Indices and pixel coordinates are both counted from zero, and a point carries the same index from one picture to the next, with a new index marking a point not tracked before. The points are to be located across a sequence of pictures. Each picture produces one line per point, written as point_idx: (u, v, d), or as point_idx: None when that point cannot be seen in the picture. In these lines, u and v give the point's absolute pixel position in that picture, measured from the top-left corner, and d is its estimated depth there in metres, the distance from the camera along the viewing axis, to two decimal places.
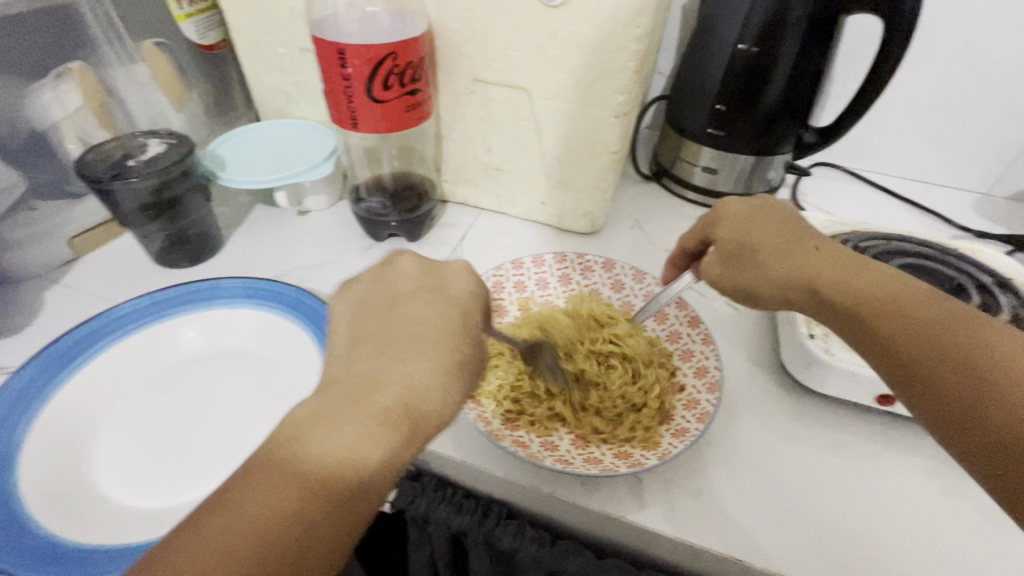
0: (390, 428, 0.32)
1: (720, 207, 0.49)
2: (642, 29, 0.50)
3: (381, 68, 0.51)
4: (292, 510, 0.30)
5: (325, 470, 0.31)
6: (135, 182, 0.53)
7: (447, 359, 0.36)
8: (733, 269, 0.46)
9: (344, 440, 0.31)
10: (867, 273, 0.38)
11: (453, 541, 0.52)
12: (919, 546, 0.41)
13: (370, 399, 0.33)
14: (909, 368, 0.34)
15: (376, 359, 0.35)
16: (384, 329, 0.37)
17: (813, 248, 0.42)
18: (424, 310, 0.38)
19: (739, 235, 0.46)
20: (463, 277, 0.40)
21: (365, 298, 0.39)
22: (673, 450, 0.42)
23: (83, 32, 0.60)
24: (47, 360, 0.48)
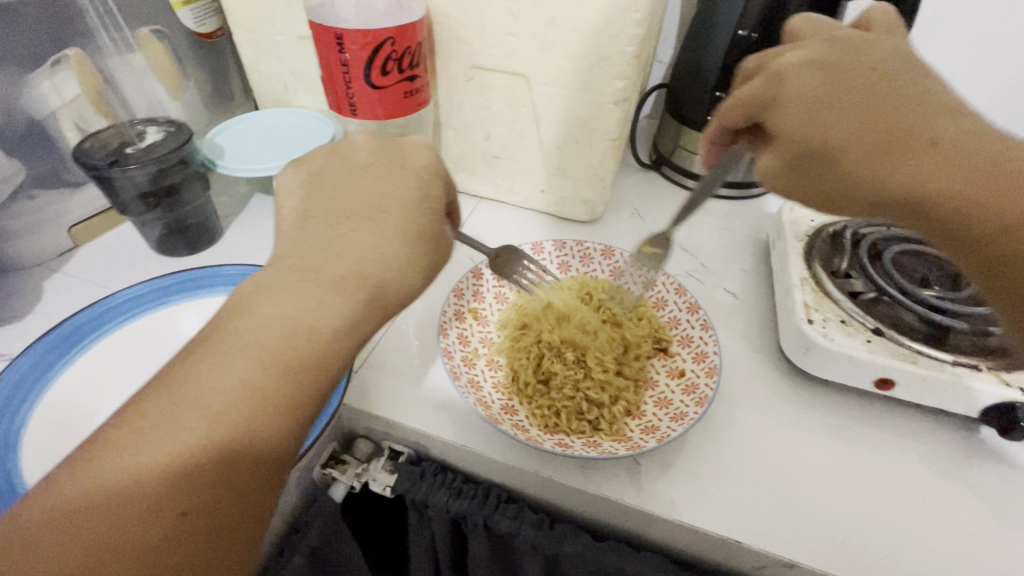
0: (341, 293, 0.35)
1: (782, 77, 0.39)
2: (640, 13, 0.50)
3: (379, 54, 0.51)
4: (256, 377, 0.31)
5: (281, 331, 0.33)
6: (133, 169, 0.53)
7: (409, 227, 0.39)
8: (801, 171, 0.38)
9: (300, 307, 0.34)
10: (987, 157, 0.32)
11: (453, 525, 0.52)
12: (916, 528, 0.42)
13: (323, 267, 0.35)
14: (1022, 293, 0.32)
15: (336, 231, 0.37)
16: (342, 202, 0.39)
17: (929, 141, 0.33)
18: (393, 184, 0.40)
19: (805, 130, 0.37)
20: (422, 154, 0.42)
21: (317, 176, 0.41)
22: (671, 433, 0.42)
23: (80, 18, 0.60)
24: (48, 344, 0.48)
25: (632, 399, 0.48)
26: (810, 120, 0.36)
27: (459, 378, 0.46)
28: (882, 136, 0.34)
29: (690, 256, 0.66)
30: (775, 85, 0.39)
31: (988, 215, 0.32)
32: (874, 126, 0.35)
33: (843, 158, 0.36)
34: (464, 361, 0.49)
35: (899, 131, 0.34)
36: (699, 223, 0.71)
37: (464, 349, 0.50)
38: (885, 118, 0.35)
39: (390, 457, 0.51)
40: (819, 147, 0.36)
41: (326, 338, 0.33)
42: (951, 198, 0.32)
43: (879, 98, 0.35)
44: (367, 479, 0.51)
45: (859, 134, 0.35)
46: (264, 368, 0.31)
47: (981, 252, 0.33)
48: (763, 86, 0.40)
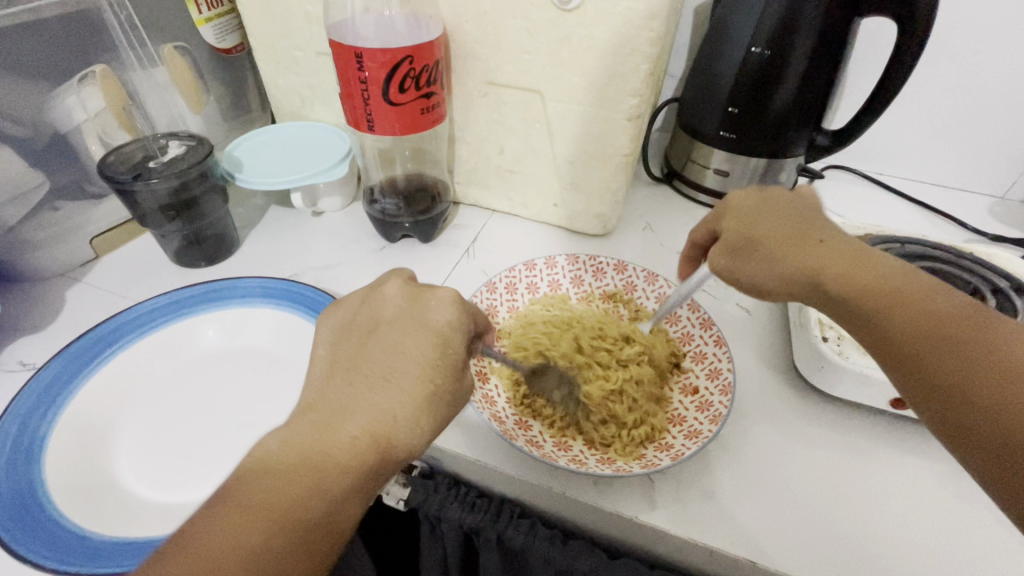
0: (354, 457, 0.33)
1: (729, 206, 0.47)
2: (655, 32, 0.50)
3: (396, 72, 0.52)
4: (260, 544, 0.30)
5: (285, 501, 0.32)
6: (156, 183, 0.54)
7: (423, 386, 0.36)
8: (738, 259, 0.44)
9: (318, 463, 0.33)
10: (867, 261, 0.38)
11: (465, 539, 0.53)
12: (934, 549, 0.41)
13: (341, 428, 0.34)
14: (920, 379, 0.33)
15: (353, 387, 0.35)
16: (364, 358, 0.37)
17: (818, 240, 0.40)
18: (398, 343, 0.37)
19: (742, 222, 0.44)
20: (444, 306, 0.38)
21: (347, 326, 0.40)
22: (685, 451, 0.42)
23: (106, 35, 0.61)
24: (69, 356, 0.49)
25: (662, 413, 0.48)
26: (744, 219, 0.44)
27: (474, 394, 0.47)
28: (793, 234, 0.41)
29: None
30: (723, 205, 0.48)
31: (861, 297, 0.36)
32: (793, 227, 0.42)
33: (768, 249, 0.42)
34: (478, 375, 0.49)
35: (800, 229, 0.42)
36: None
37: (479, 363, 0.51)
38: (797, 227, 0.42)
39: (403, 470, 0.51)
40: (747, 237, 0.43)
41: (332, 513, 0.32)
42: (839, 283, 0.37)
43: (795, 220, 0.43)
44: (380, 492, 0.51)
45: (774, 230, 0.42)
46: (263, 542, 0.30)
47: (891, 339, 0.35)
48: (727, 209, 0.47)
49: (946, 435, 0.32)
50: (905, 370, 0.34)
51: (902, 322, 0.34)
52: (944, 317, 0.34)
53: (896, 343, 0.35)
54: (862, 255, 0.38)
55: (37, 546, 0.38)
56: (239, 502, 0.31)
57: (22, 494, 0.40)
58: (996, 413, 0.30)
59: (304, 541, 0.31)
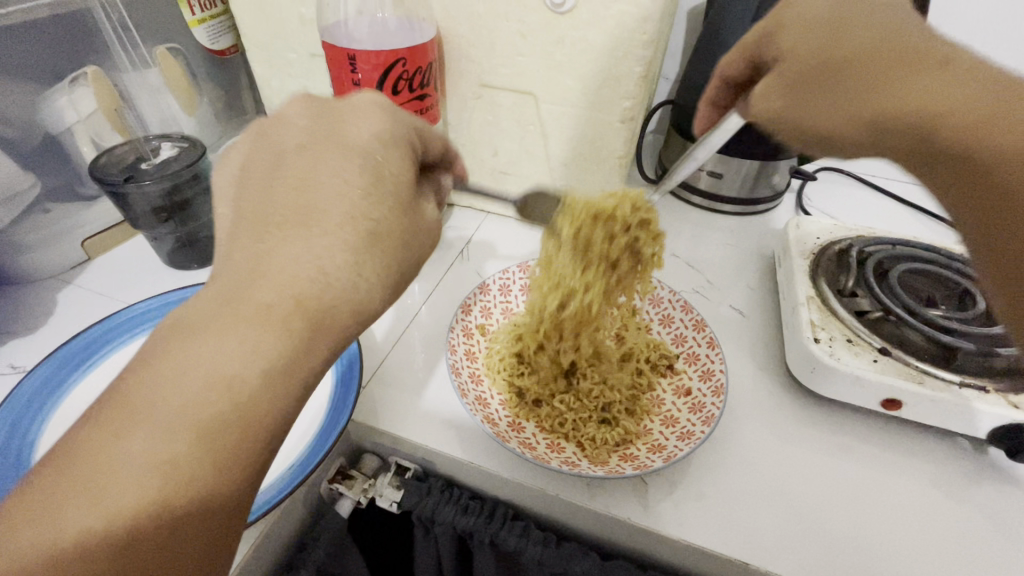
0: (277, 328, 0.28)
1: (805, 21, 0.41)
2: (648, 35, 0.51)
3: (390, 74, 0.52)
4: (170, 456, 0.25)
5: (201, 394, 0.26)
6: (147, 186, 0.54)
7: (357, 234, 0.31)
8: (794, 97, 0.41)
9: (228, 352, 0.27)
10: (967, 80, 0.32)
11: (460, 542, 0.52)
12: (926, 550, 0.41)
13: (251, 296, 0.28)
14: (975, 203, 0.31)
15: (269, 239, 0.30)
16: (270, 203, 0.32)
17: (908, 72, 0.35)
18: (329, 173, 0.33)
19: (806, 68, 0.40)
20: (371, 129, 0.35)
21: (246, 166, 0.34)
22: (678, 453, 0.42)
23: (98, 36, 0.62)
24: (60, 361, 0.48)
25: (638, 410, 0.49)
26: (823, 40, 0.39)
27: (467, 396, 0.46)
28: (874, 53, 0.36)
29: (696, 272, 0.66)
30: (779, 19, 0.44)
31: (949, 127, 0.32)
32: (875, 47, 0.37)
33: (835, 82, 0.38)
34: (471, 378, 0.49)
35: (896, 48, 0.36)
36: (705, 238, 0.71)
37: (472, 365, 0.51)
38: (878, 47, 0.36)
39: (397, 473, 0.51)
40: (805, 71, 0.40)
41: (259, 392, 0.27)
42: (921, 119, 0.33)
43: (879, 37, 0.37)
44: (373, 494, 0.51)
45: (850, 46, 0.38)
46: (176, 445, 0.25)
47: (953, 174, 0.32)
48: (790, 49, 0.42)
49: (996, 282, 0.31)
50: (976, 212, 0.32)
51: (992, 153, 0.30)
52: None
53: (968, 177, 0.31)
54: (974, 73, 0.33)
55: None
56: (140, 412, 0.25)
57: (11, 501, 0.39)
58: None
59: (237, 430, 0.27)
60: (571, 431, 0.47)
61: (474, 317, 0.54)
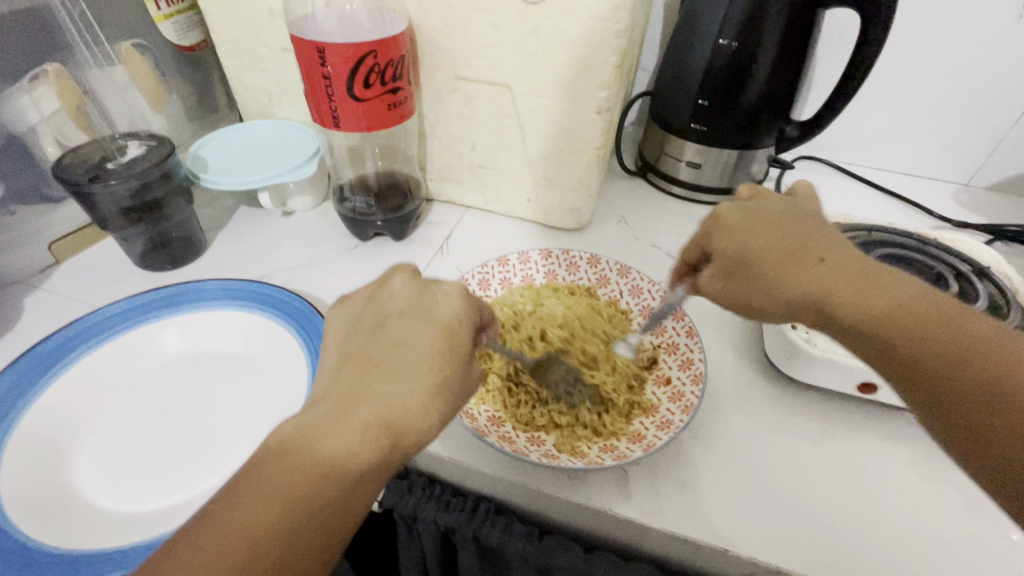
0: (370, 440, 0.32)
1: (714, 215, 0.44)
2: (621, 25, 0.50)
3: (361, 67, 0.51)
4: (277, 533, 0.30)
5: (306, 488, 0.31)
6: (114, 185, 0.53)
7: (435, 374, 0.35)
8: (729, 280, 0.42)
9: (323, 459, 0.32)
10: (866, 276, 0.35)
11: (443, 539, 0.52)
12: (902, 531, 0.42)
13: (354, 415, 0.33)
14: (906, 365, 0.32)
15: (363, 381, 0.34)
16: (373, 350, 0.36)
17: (818, 259, 0.37)
18: (404, 330, 0.37)
19: (732, 241, 0.42)
20: (452, 300, 0.38)
21: (357, 319, 0.39)
22: (657, 442, 0.42)
23: (58, 34, 0.59)
24: (25, 367, 0.47)
25: (643, 401, 0.48)
26: (732, 234, 0.42)
27: None
28: (788, 250, 0.38)
29: None
30: (710, 220, 0.45)
31: (862, 319, 0.34)
32: (788, 241, 0.39)
33: (754, 262, 0.40)
34: None
35: (800, 245, 0.38)
36: (685, 229, 0.71)
37: None
38: (795, 234, 0.39)
39: None
40: (736, 259, 0.41)
41: (346, 495, 0.32)
42: (836, 292, 0.35)
43: (789, 218, 0.41)
44: None
45: (778, 244, 0.39)
46: (286, 523, 0.30)
47: (879, 348, 0.33)
48: (715, 223, 0.44)
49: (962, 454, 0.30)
50: (905, 379, 0.33)
51: (912, 339, 0.32)
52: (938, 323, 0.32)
53: (890, 353, 0.33)
54: (865, 269, 0.36)
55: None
56: (258, 497, 0.31)
57: None
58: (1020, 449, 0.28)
59: (326, 521, 0.31)
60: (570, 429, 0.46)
61: None
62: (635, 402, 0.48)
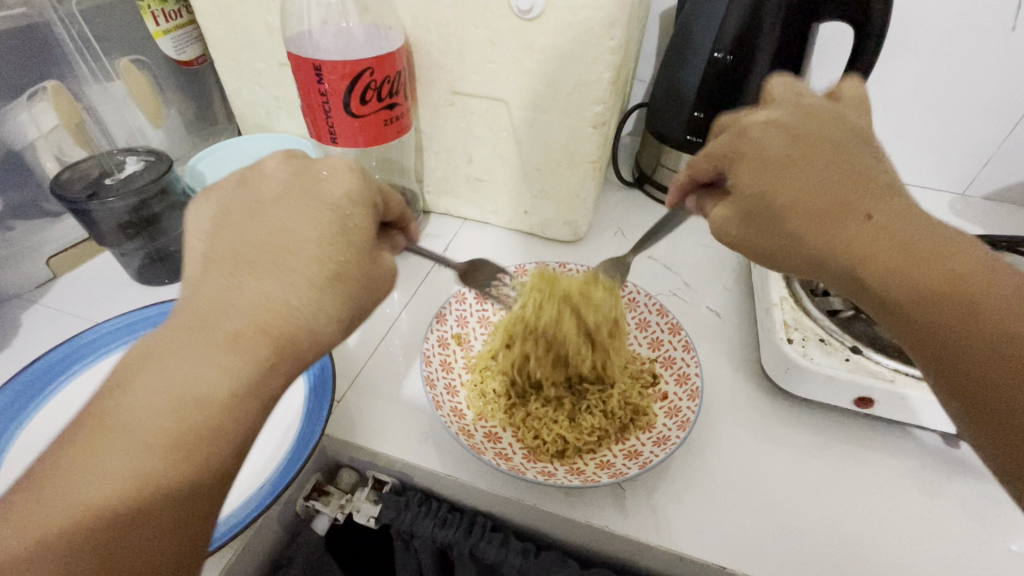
0: (241, 349, 0.30)
1: (744, 136, 0.39)
2: (616, 41, 0.51)
3: (358, 84, 0.51)
4: (138, 467, 0.26)
5: (171, 413, 0.28)
6: (113, 202, 0.53)
7: (320, 270, 0.33)
8: (750, 224, 0.39)
9: (190, 377, 0.28)
10: (918, 245, 0.32)
11: (440, 555, 0.52)
12: (901, 547, 0.42)
13: (223, 321, 0.30)
14: (949, 347, 0.30)
15: (231, 280, 0.32)
16: (246, 244, 0.33)
17: (864, 213, 0.33)
18: (283, 223, 0.34)
19: (758, 179, 0.37)
20: (338, 179, 0.37)
21: (224, 209, 0.36)
22: (654, 459, 0.42)
23: (57, 51, 0.60)
24: (22, 385, 0.47)
25: (642, 418, 0.48)
26: (768, 172, 0.37)
27: (441, 407, 0.46)
28: (832, 201, 0.34)
29: (673, 274, 0.66)
30: (742, 139, 0.39)
31: (912, 296, 0.31)
32: (831, 186, 0.34)
33: (785, 208, 0.36)
34: (447, 389, 0.49)
35: (842, 200, 0.34)
36: (681, 240, 0.72)
37: (448, 376, 0.50)
38: (838, 178, 0.35)
39: (374, 487, 0.51)
40: (763, 197, 0.37)
41: (221, 418, 0.28)
42: (878, 258, 0.32)
43: (842, 154, 0.36)
44: (350, 510, 0.50)
45: (811, 179, 0.35)
46: (156, 458, 0.27)
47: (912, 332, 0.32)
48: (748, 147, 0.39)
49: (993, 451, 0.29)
50: (944, 369, 0.31)
51: (962, 327, 0.30)
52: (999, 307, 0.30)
53: (922, 336, 0.32)
54: (924, 233, 0.33)
55: None
56: (114, 425, 0.27)
57: None
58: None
59: (198, 449, 0.28)
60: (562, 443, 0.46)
61: (450, 327, 0.54)
62: (635, 419, 0.48)
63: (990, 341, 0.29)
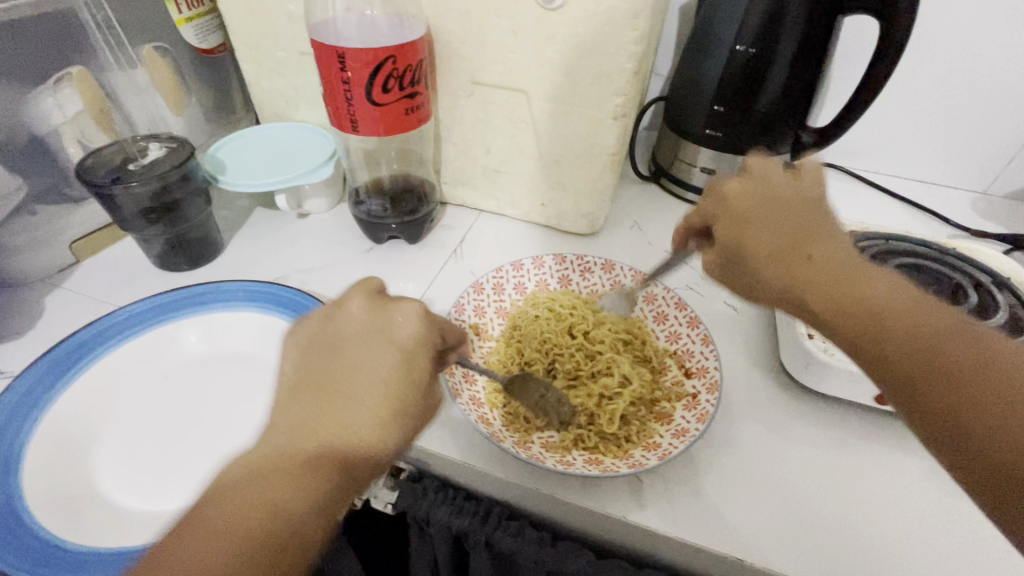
0: (321, 469, 0.32)
1: (725, 200, 0.42)
2: (639, 31, 0.50)
3: (380, 72, 0.51)
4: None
5: (251, 528, 0.30)
6: (136, 187, 0.53)
7: (394, 398, 0.35)
8: (728, 264, 0.42)
9: (276, 489, 0.31)
10: (864, 274, 0.35)
11: (455, 544, 0.52)
12: (922, 545, 0.41)
13: (306, 441, 0.33)
14: (891, 361, 0.32)
15: (315, 404, 0.34)
16: (329, 374, 0.35)
17: (808, 254, 0.37)
18: (366, 360, 0.35)
19: (731, 226, 0.41)
20: (411, 323, 0.37)
21: (310, 339, 0.38)
22: (672, 451, 0.42)
23: (83, 38, 0.61)
24: (49, 365, 0.48)
25: (663, 413, 0.48)
26: (741, 214, 0.40)
27: (461, 396, 0.46)
28: (784, 238, 0.38)
29: (690, 269, 0.66)
30: (717, 200, 0.43)
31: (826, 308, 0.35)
32: (788, 240, 0.38)
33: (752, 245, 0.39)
34: (464, 377, 0.49)
35: (796, 236, 0.38)
36: None
37: (466, 365, 0.50)
38: (798, 234, 0.38)
39: (392, 474, 0.52)
40: (736, 240, 0.40)
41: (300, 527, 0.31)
42: (823, 293, 0.35)
43: (797, 207, 0.39)
44: (369, 496, 0.52)
45: (776, 228, 0.39)
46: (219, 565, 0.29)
47: (880, 365, 0.33)
48: (722, 202, 0.43)
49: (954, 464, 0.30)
50: (877, 360, 0.33)
51: (899, 338, 0.33)
52: (923, 329, 0.32)
53: (858, 337, 0.34)
54: (849, 266, 0.36)
55: (11, 560, 0.37)
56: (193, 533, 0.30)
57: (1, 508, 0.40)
58: (987, 434, 0.29)
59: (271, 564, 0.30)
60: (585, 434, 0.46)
61: (468, 316, 0.54)
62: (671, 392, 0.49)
63: (905, 348, 0.32)
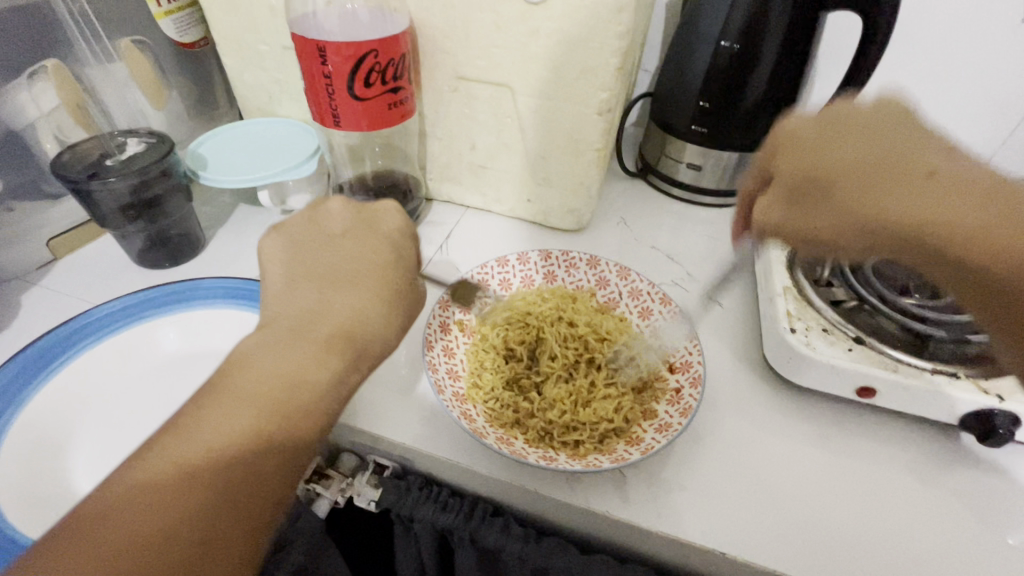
0: (331, 349, 0.37)
1: (790, 136, 0.40)
2: (623, 26, 0.50)
3: (362, 66, 0.51)
4: (220, 452, 0.32)
5: (256, 414, 0.33)
6: (114, 182, 0.52)
7: (385, 286, 0.41)
8: (793, 206, 0.40)
9: (287, 366, 0.35)
10: (945, 183, 0.33)
11: (439, 540, 0.52)
12: (901, 538, 0.42)
13: (313, 330, 0.37)
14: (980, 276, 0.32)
15: (315, 293, 0.40)
16: (320, 265, 0.41)
17: (926, 173, 0.33)
18: (359, 252, 0.42)
19: (802, 166, 0.39)
20: (393, 214, 0.45)
21: (294, 243, 0.43)
22: (655, 445, 0.42)
23: (59, 31, 0.59)
24: (21, 366, 0.47)
25: (648, 402, 0.48)
26: (811, 155, 0.38)
27: (444, 393, 0.46)
28: (875, 177, 0.35)
29: (676, 266, 0.66)
30: (794, 138, 0.40)
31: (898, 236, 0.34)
32: (878, 160, 0.35)
33: (836, 185, 0.36)
34: (448, 374, 0.49)
35: (904, 160, 0.34)
36: (684, 231, 0.71)
37: (450, 363, 0.50)
38: (882, 166, 0.35)
39: (375, 471, 0.51)
40: (810, 180, 0.38)
41: (308, 403, 0.35)
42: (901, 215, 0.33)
43: (883, 127, 0.37)
44: (351, 493, 0.51)
45: (857, 162, 0.36)
46: (233, 447, 0.32)
47: (967, 277, 0.33)
48: (786, 141, 0.41)
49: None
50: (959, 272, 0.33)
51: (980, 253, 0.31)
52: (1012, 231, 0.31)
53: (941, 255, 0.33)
54: (963, 185, 0.33)
55: None
56: (195, 428, 0.32)
57: None
58: None
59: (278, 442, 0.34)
60: (574, 428, 0.46)
61: (451, 313, 0.54)
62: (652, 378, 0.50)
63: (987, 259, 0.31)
